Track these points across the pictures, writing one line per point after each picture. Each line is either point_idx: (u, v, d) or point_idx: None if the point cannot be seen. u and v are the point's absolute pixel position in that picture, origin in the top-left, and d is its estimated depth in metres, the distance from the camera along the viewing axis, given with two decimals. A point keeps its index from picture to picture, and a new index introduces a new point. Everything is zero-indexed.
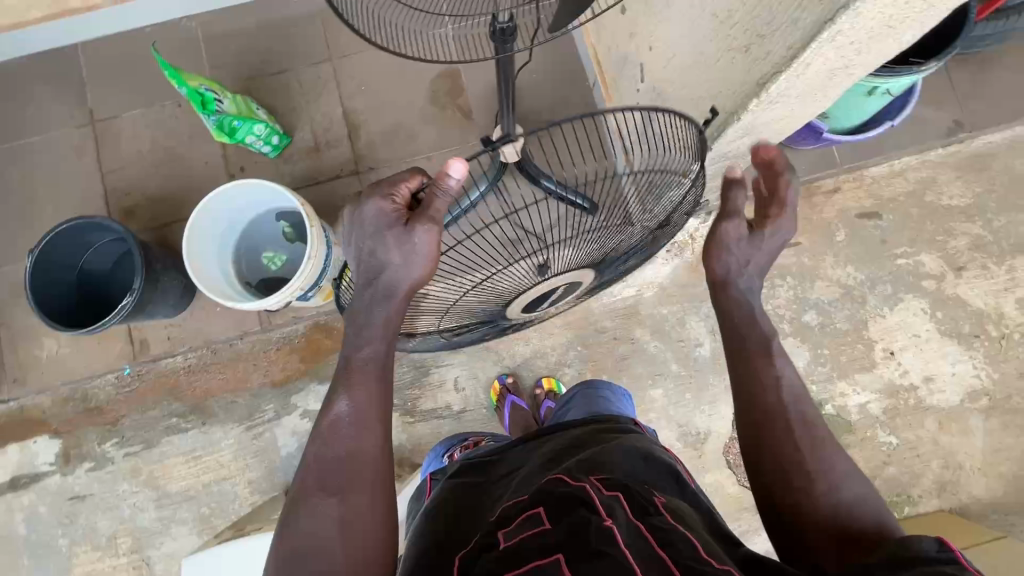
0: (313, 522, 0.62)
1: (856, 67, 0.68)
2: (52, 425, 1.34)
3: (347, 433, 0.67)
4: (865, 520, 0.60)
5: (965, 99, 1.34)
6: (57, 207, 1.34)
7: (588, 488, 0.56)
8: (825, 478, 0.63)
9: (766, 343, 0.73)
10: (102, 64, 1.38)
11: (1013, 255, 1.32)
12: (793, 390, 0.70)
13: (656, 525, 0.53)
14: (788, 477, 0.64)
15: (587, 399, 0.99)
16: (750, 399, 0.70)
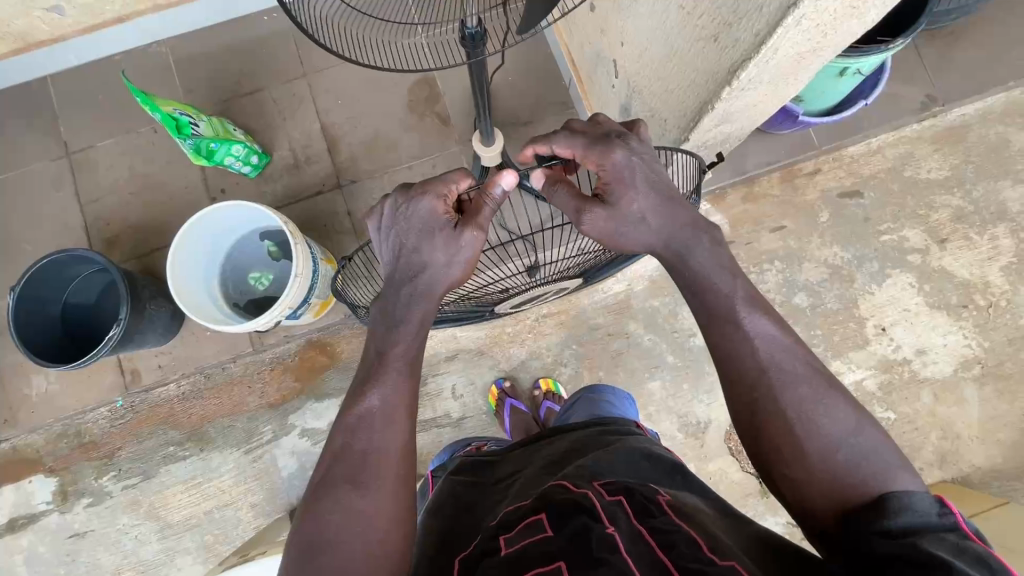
0: (337, 516, 0.57)
1: (825, 49, 0.69)
2: (46, 463, 1.32)
3: (377, 428, 0.63)
4: (872, 476, 0.54)
5: (936, 73, 1.36)
6: (37, 243, 1.33)
7: (593, 497, 0.56)
8: (818, 440, 0.57)
9: (738, 299, 0.64)
10: (73, 95, 1.36)
11: (994, 224, 1.34)
12: (773, 348, 0.62)
13: (659, 527, 0.53)
14: (778, 448, 0.58)
15: (589, 402, 1.00)
16: (725, 369, 0.63)
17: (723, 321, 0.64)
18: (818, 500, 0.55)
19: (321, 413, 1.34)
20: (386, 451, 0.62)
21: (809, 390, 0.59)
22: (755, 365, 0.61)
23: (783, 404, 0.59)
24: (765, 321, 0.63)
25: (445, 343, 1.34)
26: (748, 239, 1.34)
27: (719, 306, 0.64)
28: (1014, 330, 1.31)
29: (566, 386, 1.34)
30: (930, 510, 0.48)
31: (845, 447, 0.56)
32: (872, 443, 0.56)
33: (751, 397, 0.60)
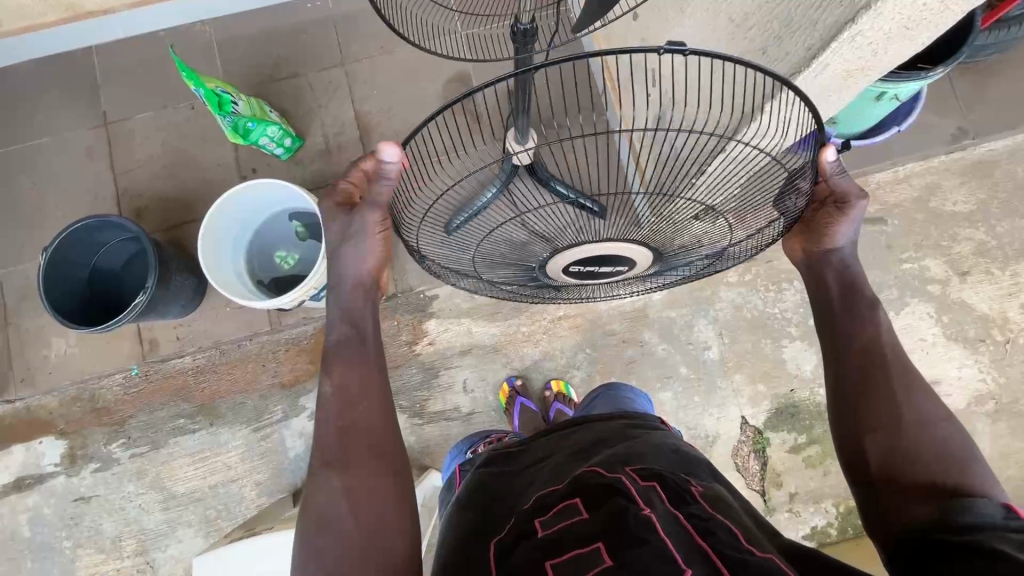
0: (326, 495, 0.68)
1: (871, 69, 0.71)
2: (58, 426, 1.34)
3: (357, 404, 0.74)
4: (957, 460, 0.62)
5: (968, 106, 1.36)
6: (68, 208, 1.35)
7: (624, 480, 0.61)
8: (920, 419, 0.67)
9: (870, 299, 0.79)
10: (115, 67, 1.39)
11: (1017, 261, 1.34)
12: (889, 334, 0.76)
13: (694, 514, 0.59)
14: (884, 422, 0.67)
15: (611, 398, 1.03)
16: (850, 343, 0.76)
17: (862, 308, 0.79)
18: (902, 469, 0.64)
19: None
20: (360, 426, 0.73)
21: (918, 376, 0.71)
22: (874, 340, 0.75)
23: (892, 380, 0.71)
24: (888, 317, 0.77)
25: (460, 337, 1.35)
26: (769, 257, 1.35)
27: (861, 300, 0.80)
28: None
29: (577, 389, 1.34)
30: (996, 513, 0.54)
31: (941, 429, 0.65)
32: (963, 435, 0.65)
33: (863, 366, 0.73)
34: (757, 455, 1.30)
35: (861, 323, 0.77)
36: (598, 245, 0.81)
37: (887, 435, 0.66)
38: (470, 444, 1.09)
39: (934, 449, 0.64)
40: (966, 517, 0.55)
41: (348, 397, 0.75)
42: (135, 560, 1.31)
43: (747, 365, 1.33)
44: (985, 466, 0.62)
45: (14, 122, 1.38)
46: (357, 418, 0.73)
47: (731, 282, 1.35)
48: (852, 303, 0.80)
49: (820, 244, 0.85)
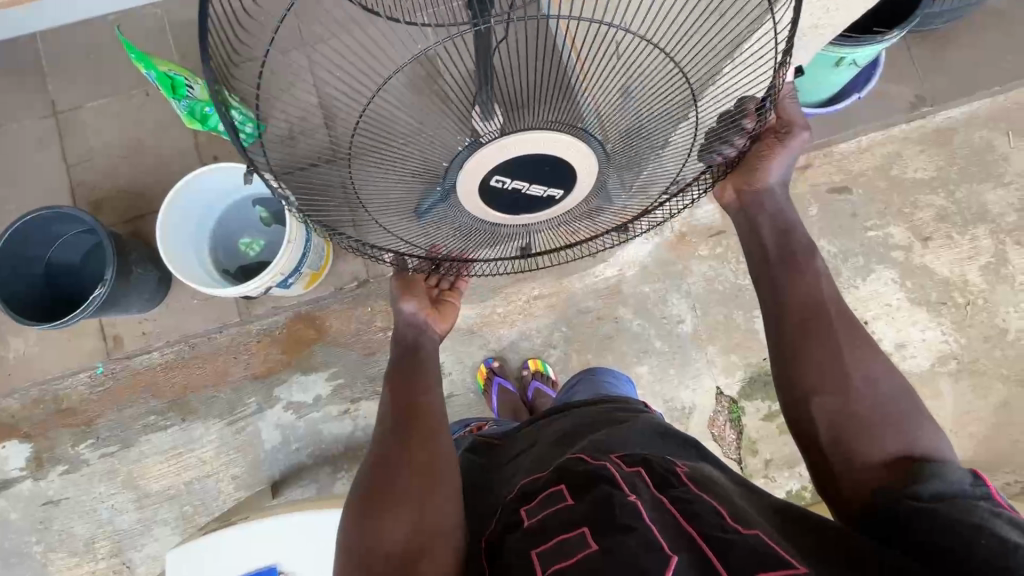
0: (383, 457, 0.72)
1: (824, 27, 0.79)
2: (22, 429, 1.29)
3: (414, 388, 0.82)
4: (892, 411, 0.64)
5: (926, 75, 1.39)
6: (20, 203, 1.29)
7: (611, 466, 0.62)
8: (859, 372, 0.67)
9: (809, 249, 0.80)
10: (63, 53, 1.33)
11: (975, 224, 1.38)
12: (827, 286, 0.76)
13: (679, 496, 0.59)
14: (822, 384, 0.67)
15: (592, 383, 1.05)
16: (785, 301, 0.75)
17: (800, 255, 0.79)
18: (855, 433, 0.64)
19: (307, 386, 1.33)
20: (421, 404, 0.80)
21: (859, 330, 0.70)
22: (814, 297, 0.74)
23: (829, 338, 0.70)
24: (825, 265, 0.78)
25: None
26: None
27: (795, 247, 0.80)
28: (989, 328, 1.35)
29: (554, 367, 1.35)
30: (965, 481, 0.54)
31: (881, 385, 0.66)
32: (904, 390, 0.66)
33: (805, 327, 0.72)
34: (733, 425, 1.33)
35: (802, 280, 0.77)
36: (535, 138, 0.69)
37: (836, 400, 0.66)
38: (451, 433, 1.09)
39: (879, 410, 0.64)
40: (933, 485, 0.55)
41: (411, 388, 0.83)
42: (111, 561, 1.28)
43: (720, 336, 1.35)
44: (927, 417, 0.64)
45: None
46: (420, 400, 0.80)
47: (702, 255, 1.37)
48: (793, 260, 0.79)
49: (756, 179, 0.87)
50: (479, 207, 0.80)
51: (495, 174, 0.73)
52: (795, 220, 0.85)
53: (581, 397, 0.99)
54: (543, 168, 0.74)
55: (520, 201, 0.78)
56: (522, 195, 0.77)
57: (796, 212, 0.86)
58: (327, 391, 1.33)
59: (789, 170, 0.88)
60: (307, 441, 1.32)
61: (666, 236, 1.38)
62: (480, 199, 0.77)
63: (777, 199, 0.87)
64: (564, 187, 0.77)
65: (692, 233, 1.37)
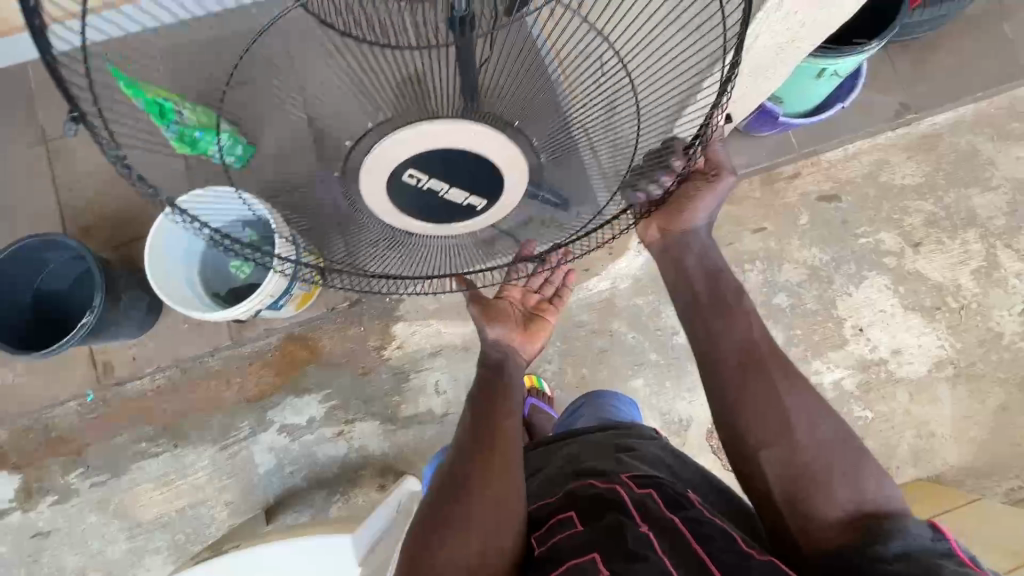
0: (459, 472, 0.74)
1: (802, 40, 0.80)
2: (11, 459, 1.27)
3: (499, 410, 0.83)
4: (837, 462, 0.70)
5: (910, 82, 1.40)
6: (9, 231, 1.29)
7: (621, 490, 0.68)
8: (802, 423, 0.73)
9: (735, 287, 0.90)
10: (53, 81, 1.34)
11: (965, 229, 1.38)
12: (760, 330, 0.83)
13: (690, 519, 0.64)
14: (770, 438, 0.73)
15: (594, 406, 1.10)
16: (719, 342, 0.83)
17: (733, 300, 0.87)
18: (803, 481, 0.70)
19: (300, 409, 1.31)
20: (504, 428, 0.80)
21: (791, 373, 0.77)
22: (747, 336, 0.83)
23: (769, 380, 0.77)
24: (751, 304, 0.87)
25: (429, 338, 1.33)
26: (729, 240, 1.37)
27: (723, 286, 0.90)
28: (984, 332, 1.35)
29: (550, 383, 1.34)
30: (926, 535, 0.61)
31: (822, 433, 0.72)
32: (845, 436, 0.72)
33: (743, 374, 0.78)
34: None
35: (736, 321, 0.85)
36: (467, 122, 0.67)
37: (782, 450, 0.72)
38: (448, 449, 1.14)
39: (823, 458, 0.71)
40: (897, 540, 0.61)
41: (493, 411, 0.83)
42: None
43: None
44: (871, 464, 0.70)
45: None
46: (502, 424, 0.81)
47: None
48: (721, 299, 0.89)
49: (679, 223, 0.97)
50: (386, 209, 0.75)
51: (407, 165, 0.70)
52: (717, 261, 0.95)
53: (585, 421, 1.04)
54: (459, 166, 0.71)
55: (432, 203, 0.74)
56: (437, 199, 0.74)
57: (720, 253, 0.96)
58: (320, 413, 1.31)
59: (715, 211, 0.98)
60: (301, 464, 1.31)
61: None
62: (386, 194, 0.73)
63: (701, 238, 0.97)
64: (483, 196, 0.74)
65: None
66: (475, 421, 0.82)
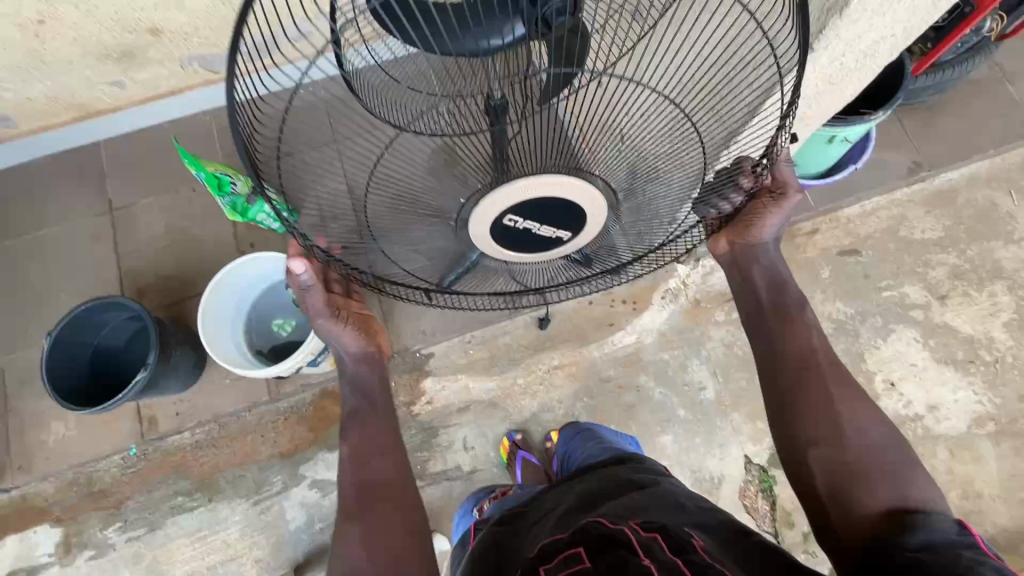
0: (348, 547, 0.84)
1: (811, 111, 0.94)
2: (53, 512, 1.31)
3: (375, 465, 0.94)
4: (883, 460, 0.77)
5: (920, 142, 1.45)
6: (72, 293, 1.39)
7: (627, 529, 0.64)
8: (852, 426, 0.81)
9: (800, 305, 0.96)
10: (122, 158, 1.49)
11: (991, 281, 1.38)
12: (823, 343, 0.90)
13: (695, 561, 0.59)
14: (815, 441, 0.81)
15: (607, 439, 1.10)
16: (785, 350, 0.91)
17: (793, 311, 0.95)
18: (849, 473, 0.77)
19: (332, 463, 1.34)
20: (377, 477, 0.93)
21: (846, 381, 0.86)
22: (808, 348, 0.90)
23: (828, 389, 0.85)
24: (813, 319, 0.94)
25: (458, 393, 1.36)
26: None
27: (789, 301, 0.97)
28: None
29: None
30: (953, 531, 0.66)
31: (870, 437, 0.80)
32: (891, 442, 0.79)
33: (799, 375, 0.87)
34: (765, 495, 1.28)
35: (799, 335, 0.92)
36: (567, 178, 0.71)
37: (832, 450, 0.79)
38: (477, 501, 1.16)
39: (871, 456, 0.78)
40: (918, 535, 0.67)
41: (365, 455, 0.96)
42: None
43: (744, 403, 1.34)
44: (913, 471, 0.77)
45: (22, 214, 1.44)
46: (379, 472, 0.93)
47: (719, 321, 1.39)
48: (785, 312, 0.95)
49: (748, 238, 1.00)
50: (488, 245, 0.82)
51: (506, 213, 0.74)
52: (783, 274, 1.00)
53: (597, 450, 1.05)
54: (552, 209, 0.76)
55: (528, 240, 0.80)
56: (532, 235, 0.80)
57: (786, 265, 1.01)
58: None
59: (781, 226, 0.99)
60: (330, 521, 1.32)
61: (681, 304, 1.41)
62: (492, 238, 0.80)
63: (767, 254, 1.00)
64: (575, 230, 0.80)
65: (706, 298, 1.40)
66: (354, 474, 0.93)
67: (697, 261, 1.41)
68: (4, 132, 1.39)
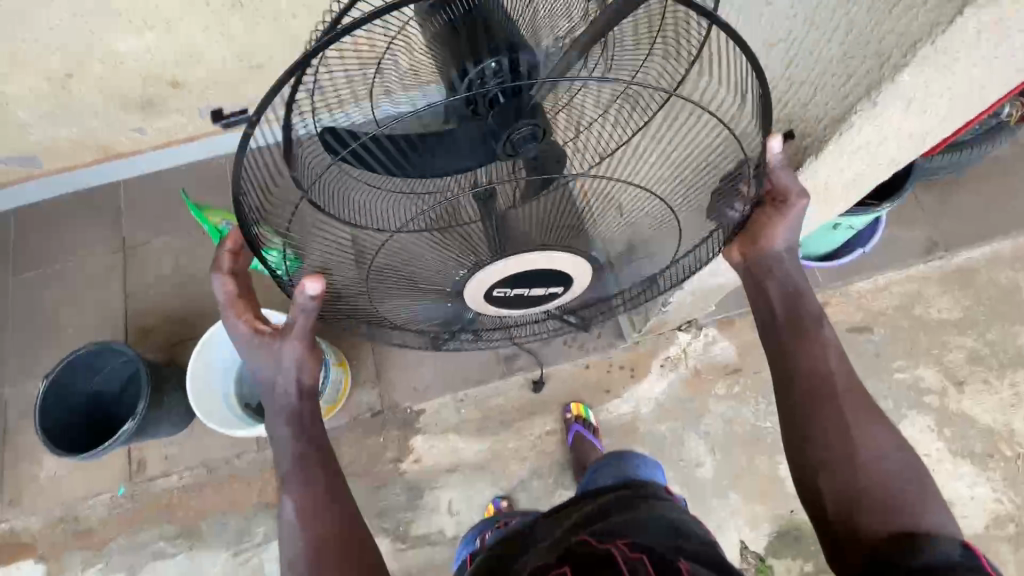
0: None
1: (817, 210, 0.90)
2: (39, 548, 1.31)
3: (317, 515, 0.74)
4: (900, 483, 0.65)
5: (938, 219, 1.40)
6: (78, 328, 1.42)
7: (615, 549, 0.63)
8: (871, 450, 0.67)
9: (817, 317, 0.76)
10: (138, 197, 1.53)
11: (1013, 369, 1.31)
12: (841, 356, 0.73)
13: None
14: (826, 463, 0.68)
15: (617, 463, 1.08)
16: (796, 368, 0.74)
17: (807, 320, 0.75)
18: (861, 505, 0.64)
19: None
20: (331, 530, 0.73)
21: (866, 403, 0.70)
22: (825, 368, 0.72)
23: (843, 408, 0.70)
24: (834, 333, 0.74)
25: (447, 453, 1.33)
26: (755, 368, 1.35)
27: (807, 312, 0.76)
28: None
29: None
30: (953, 551, 0.56)
31: (890, 460, 0.67)
32: (915, 469, 0.66)
33: (813, 397, 0.71)
34: None
35: (811, 350, 0.74)
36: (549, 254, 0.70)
37: (844, 474, 0.67)
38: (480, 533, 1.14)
39: (887, 489, 0.65)
40: (923, 556, 0.57)
41: (311, 507, 0.74)
42: None
43: (743, 483, 1.27)
44: (937, 501, 0.65)
45: (40, 248, 1.49)
46: (331, 519, 0.73)
47: (720, 394, 1.34)
48: (797, 325, 0.75)
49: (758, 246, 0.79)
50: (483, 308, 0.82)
51: (492, 287, 0.74)
52: (803, 281, 0.78)
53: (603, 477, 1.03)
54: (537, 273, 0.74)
55: (522, 301, 0.79)
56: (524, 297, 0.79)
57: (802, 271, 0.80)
58: None
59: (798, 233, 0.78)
60: None
61: (681, 373, 1.37)
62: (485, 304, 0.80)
63: (784, 262, 0.78)
64: (566, 284, 0.78)
65: (707, 369, 1.35)
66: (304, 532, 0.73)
67: (699, 330, 1.38)
68: (30, 170, 1.45)
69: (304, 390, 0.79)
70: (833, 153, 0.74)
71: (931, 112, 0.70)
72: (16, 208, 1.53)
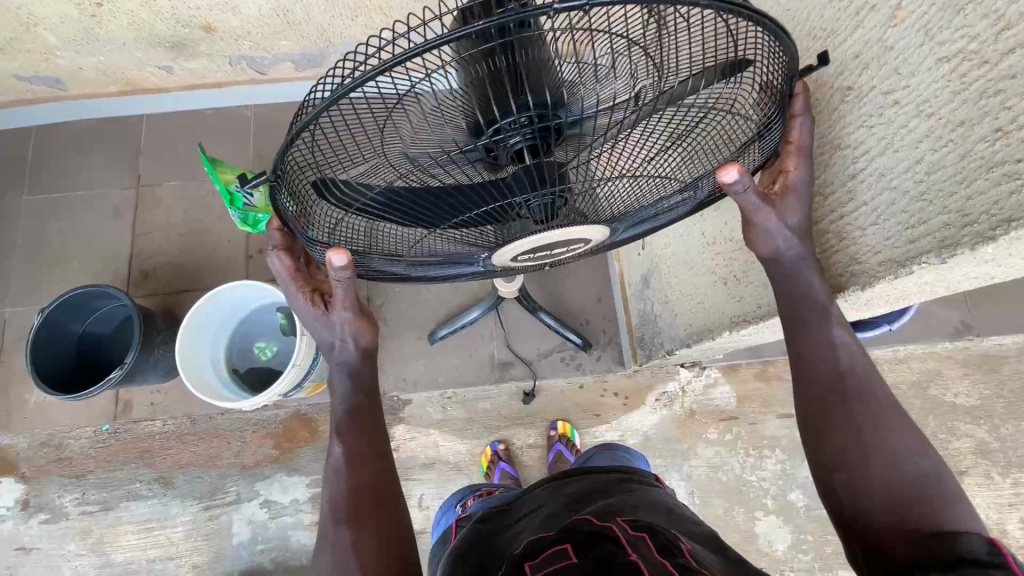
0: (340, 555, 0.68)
1: (853, 311, 0.84)
2: (19, 469, 1.34)
3: (358, 465, 0.74)
4: (932, 489, 0.58)
5: (975, 300, 1.33)
6: (83, 260, 1.42)
7: (615, 525, 0.59)
8: (888, 455, 0.61)
9: (825, 309, 0.68)
10: (159, 136, 1.50)
11: (1020, 469, 1.25)
12: (852, 360, 0.67)
13: (683, 566, 0.53)
14: (835, 467, 0.63)
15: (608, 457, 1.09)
16: (809, 372, 0.68)
17: (810, 323, 0.69)
18: (873, 509, 0.59)
19: (287, 488, 1.33)
20: (367, 484, 0.73)
21: (882, 407, 0.64)
22: (835, 371, 0.67)
23: (857, 414, 0.64)
24: (853, 333, 0.68)
25: (425, 448, 1.32)
26: (751, 419, 1.31)
27: (805, 315, 0.69)
28: None
29: None
30: (982, 549, 0.50)
31: (914, 465, 0.60)
32: (938, 470, 0.60)
33: (824, 400, 0.66)
34: None
35: (822, 349, 0.68)
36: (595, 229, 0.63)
37: (864, 479, 0.60)
38: (462, 496, 1.12)
39: (913, 491, 0.58)
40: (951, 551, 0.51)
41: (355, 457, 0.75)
42: None
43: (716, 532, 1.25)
44: (966, 504, 0.58)
45: (57, 173, 1.48)
46: (365, 471, 0.74)
47: (710, 439, 1.30)
48: (811, 319, 0.69)
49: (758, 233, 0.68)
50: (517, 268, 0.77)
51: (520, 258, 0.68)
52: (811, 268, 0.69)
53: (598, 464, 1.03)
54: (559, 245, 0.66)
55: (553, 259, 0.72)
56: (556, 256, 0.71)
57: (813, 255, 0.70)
58: (304, 496, 1.33)
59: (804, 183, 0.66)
60: (273, 544, 1.30)
61: (675, 411, 1.33)
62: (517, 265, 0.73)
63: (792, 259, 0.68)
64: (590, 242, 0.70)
65: (703, 412, 1.32)
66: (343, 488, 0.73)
67: (701, 371, 1.34)
68: (54, 92, 1.42)
69: (363, 352, 0.80)
70: (885, 287, 0.68)
71: (996, 272, 0.63)
72: (38, 128, 1.51)
